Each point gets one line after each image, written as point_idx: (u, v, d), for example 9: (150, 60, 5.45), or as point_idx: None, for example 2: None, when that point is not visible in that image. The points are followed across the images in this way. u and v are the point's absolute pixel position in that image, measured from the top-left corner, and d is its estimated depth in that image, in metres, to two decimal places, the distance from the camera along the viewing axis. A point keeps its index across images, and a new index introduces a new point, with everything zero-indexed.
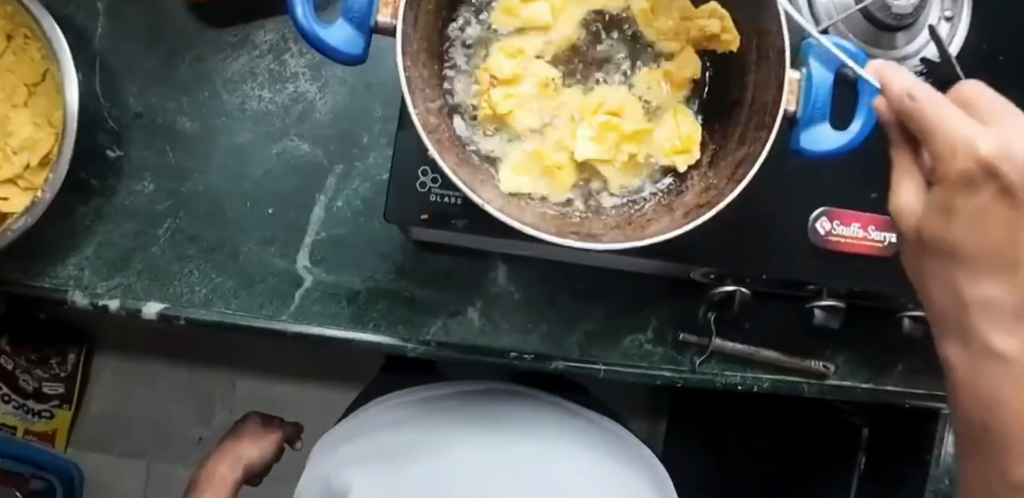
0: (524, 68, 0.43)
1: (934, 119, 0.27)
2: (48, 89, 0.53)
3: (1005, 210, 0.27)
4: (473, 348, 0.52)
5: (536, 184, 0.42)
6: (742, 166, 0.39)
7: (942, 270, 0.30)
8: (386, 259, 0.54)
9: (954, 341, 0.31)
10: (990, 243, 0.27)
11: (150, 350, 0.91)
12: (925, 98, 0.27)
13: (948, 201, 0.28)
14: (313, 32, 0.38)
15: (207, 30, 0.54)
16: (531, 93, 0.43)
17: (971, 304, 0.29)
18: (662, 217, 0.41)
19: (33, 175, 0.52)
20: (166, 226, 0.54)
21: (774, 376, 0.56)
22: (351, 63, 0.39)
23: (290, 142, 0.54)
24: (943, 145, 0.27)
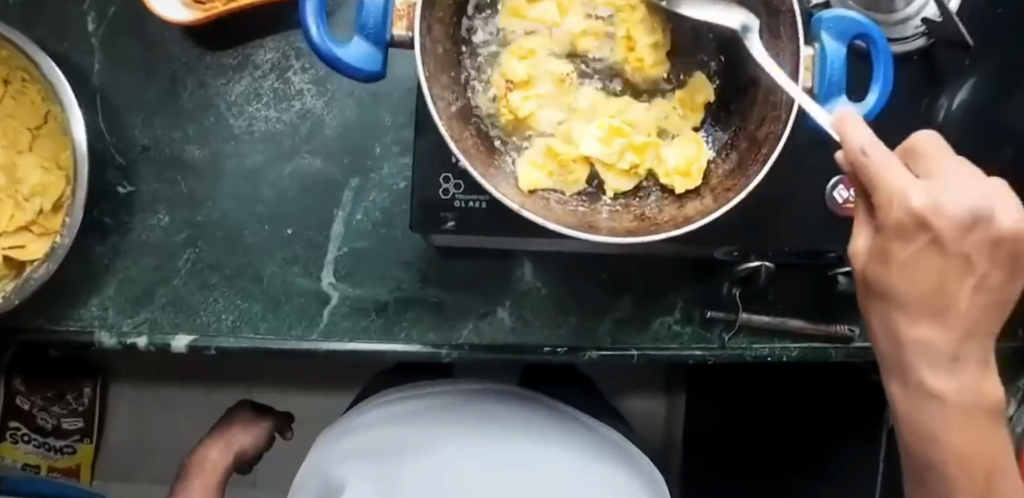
0: (536, 68, 0.43)
1: (876, 177, 0.28)
2: (51, 131, 0.53)
3: (930, 257, 0.30)
4: (507, 347, 0.52)
5: (558, 183, 0.42)
6: (766, 144, 0.39)
7: (882, 311, 0.34)
8: (411, 268, 0.54)
9: (895, 365, 0.35)
10: (921, 289, 0.31)
11: (169, 377, 0.90)
12: (876, 154, 0.28)
13: (883, 250, 0.30)
14: (331, 53, 0.39)
15: (205, 55, 0.53)
16: (546, 95, 0.43)
17: (906, 342, 0.33)
18: (685, 210, 0.41)
19: (48, 219, 0.52)
20: (185, 257, 0.53)
21: (803, 344, 0.56)
22: (371, 80, 0.40)
23: (303, 160, 0.54)
24: (885, 199, 0.29)
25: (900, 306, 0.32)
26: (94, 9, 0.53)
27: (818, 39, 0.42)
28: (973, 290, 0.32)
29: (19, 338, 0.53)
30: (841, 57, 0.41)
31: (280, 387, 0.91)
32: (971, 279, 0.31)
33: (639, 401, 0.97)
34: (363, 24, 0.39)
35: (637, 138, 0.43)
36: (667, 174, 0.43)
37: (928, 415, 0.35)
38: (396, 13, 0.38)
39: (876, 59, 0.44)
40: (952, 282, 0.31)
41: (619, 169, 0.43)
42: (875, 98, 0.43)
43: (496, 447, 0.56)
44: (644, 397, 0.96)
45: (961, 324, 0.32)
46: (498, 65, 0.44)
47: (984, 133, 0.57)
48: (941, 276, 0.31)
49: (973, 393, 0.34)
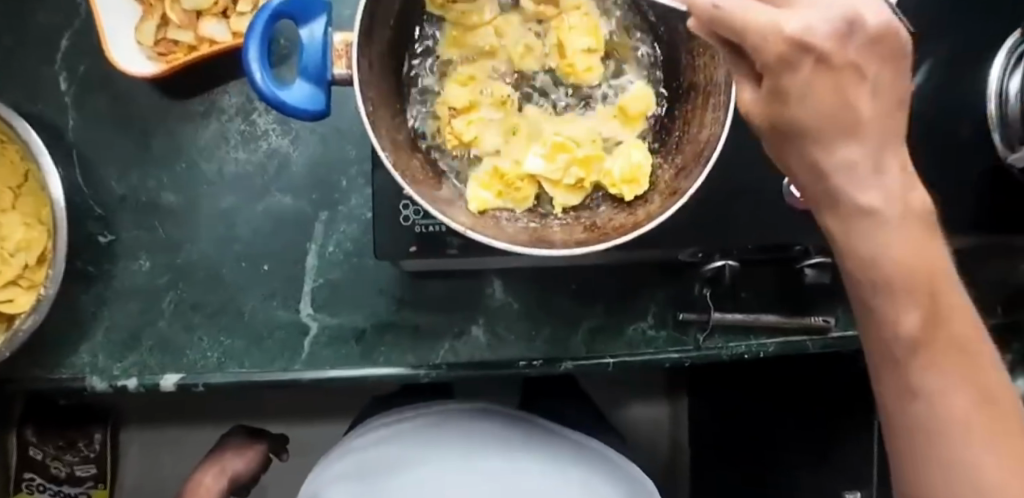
0: (478, 95, 0.45)
1: (741, 22, 0.24)
2: (32, 188, 0.56)
3: (824, 80, 0.26)
4: (485, 363, 0.54)
5: (507, 201, 0.44)
6: (706, 146, 0.40)
7: (793, 147, 0.28)
8: (386, 294, 0.55)
9: (830, 207, 0.29)
10: (822, 114, 0.26)
11: (172, 416, 0.92)
12: (730, 3, 0.24)
13: (782, 88, 0.26)
14: (275, 96, 0.41)
15: (172, 104, 0.56)
16: (488, 123, 0.45)
17: (828, 169, 0.27)
18: (630, 217, 0.42)
19: (33, 272, 0.55)
20: (168, 299, 0.55)
21: (778, 339, 0.57)
22: (316, 118, 0.42)
23: (273, 198, 0.56)
24: (753, 39, 0.24)
25: (816, 139, 0.27)
26: (64, 69, 0.55)
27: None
28: (873, 95, 0.26)
29: (14, 389, 0.55)
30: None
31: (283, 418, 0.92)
32: (868, 87, 0.26)
33: (640, 408, 0.97)
34: (305, 68, 0.42)
35: (579, 152, 0.45)
36: (614, 184, 0.44)
37: (868, 243, 0.28)
38: (335, 53, 0.42)
39: None
40: (851, 91, 0.26)
41: (567, 185, 0.45)
42: None
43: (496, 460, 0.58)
44: (644, 404, 0.97)
45: (875, 130, 0.26)
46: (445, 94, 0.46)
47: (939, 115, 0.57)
48: (835, 92, 0.26)
49: (913, 211, 0.28)
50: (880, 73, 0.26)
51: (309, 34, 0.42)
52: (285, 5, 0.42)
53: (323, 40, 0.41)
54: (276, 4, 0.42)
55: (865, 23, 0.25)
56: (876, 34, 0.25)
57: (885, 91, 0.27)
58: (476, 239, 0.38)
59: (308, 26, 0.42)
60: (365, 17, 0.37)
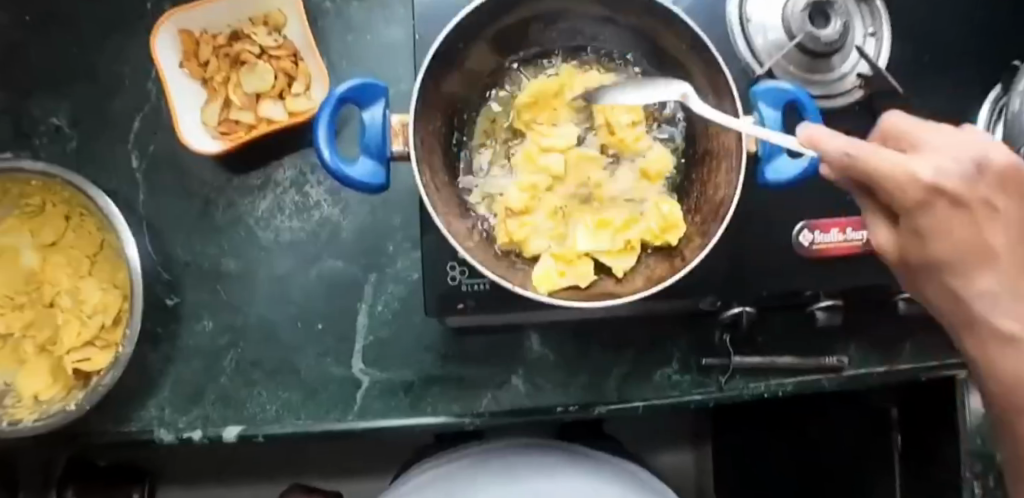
0: (531, 199, 0.52)
1: (880, 171, 0.30)
2: (106, 256, 0.61)
3: (959, 217, 0.31)
4: (523, 410, 0.58)
5: (569, 278, 0.50)
6: (722, 201, 0.48)
7: (932, 280, 0.34)
8: (431, 349, 0.60)
9: (965, 323, 0.35)
10: (961, 246, 0.32)
11: (206, 472, 0.92)
12: (869, 154, 0.30)
13: (916, 227, 0.32)
14: (342, 171, 0.46)
15: (233, 178, 0.61)
16: (541, 217, 0.52)
17: (968, 296, 0.34)
18: (667, 265, 0.51)
19: (110, 333, 0.59)
20: (230, 357, 0.60)
21: (796, 378, 0.61)
22: (376, 190, 0.47)
23: (326, 262, 0.61)
24: (895, 188, 0.30)
25: (950, 270, 0.33)
26: (136, 149, 0.61)
27: (758, 110, 0.51)
28: (1003, 226, 0.32)
29: (87, 444, 0.59)
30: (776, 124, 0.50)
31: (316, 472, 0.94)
32: (998, 218, 0.32)
33: (668, 455, 0.96)
34: (367, 146, 0.47)
35: (624, 219, 0.52)
36: (657, 236, 0.51)
37: (1007, 356, 0.35)
38: (393, 132, 0.47)
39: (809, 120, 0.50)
40: (985, 229, 0.32)
41: (617, 251, 0.51)
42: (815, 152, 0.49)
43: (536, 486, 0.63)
44: (672, 453, 0.96)
45: (1006, 258, 0.33)
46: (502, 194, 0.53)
47: None
48: (973, 229, 0.32)
49: None
50: (1003, 203, 0.32)
51: (370, 116, 0.47)
52: (349, 91, 0.47)
53: (383, 121, 0.47)
54: (343, 91, 0.47)
55: (988, 164, 0.31)
56: (997, 174, 0.32)
57: (1013, 219, 0.33)
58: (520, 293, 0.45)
59: (370, 108, 0.47)
60: (418, 100, 0.45)
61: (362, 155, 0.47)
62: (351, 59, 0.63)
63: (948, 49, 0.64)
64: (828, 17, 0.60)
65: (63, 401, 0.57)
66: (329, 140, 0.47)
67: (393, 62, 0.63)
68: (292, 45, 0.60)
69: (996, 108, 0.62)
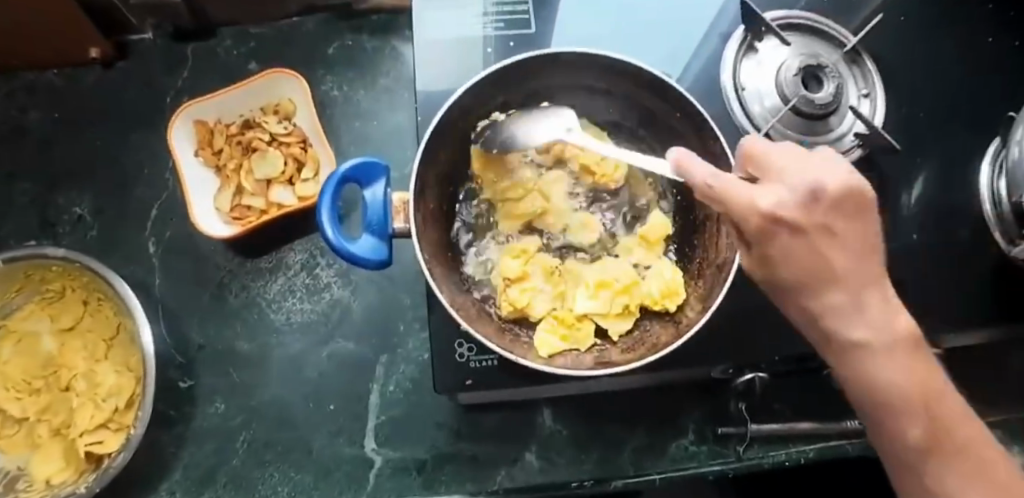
0: (528, 265, 0.53)
1: (724, 194, 0.33)
2: (121, 339, 0.63)
3: (801, 246, 0.33)
4: (538, 487, 0.57)
5: (568, 343, 0.50)
6: (726, 262, 0.48)
7: (790, 301, 0.36)
8: (443, 427, 0.59)
9: (829, 348, 0.35)
10: (802, 267, 0.34)
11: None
12: (718, 182, 0.33)
13: (770, 253, 0.34)
14: (344, 248, 0.47)
15: (245, 261, 0.63)
16: (538, 282, 0.53)
17: (820, 316, 0.34)
18: (669, 332, 0.50)
19: (122, 416, 0.60)
20: (242, 438, 0.60)
21: (817, 445, 0.60)
22: (378, 266, 0.49)
23: (337, 343, 0.62)
24: (732, 211, 0.33)
25: (817, 286, 0.34)
26: (154, 235, 0.64)
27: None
28: (841, 252, 0.34)
29: None
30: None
31: None
32: (837, 243, 0.34)
33: None
34: (370, 223, 0.49)
35: (622, 280, 0.52)
36: (656, 301, 0.51)
37: (878, 376, 0.34)
38: (393, 209, 0.50)
39: None
40: (824, 249, 0.33)
41: (615, 314, 0.51)
42: None
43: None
44: None
45: (854, 281, 0.34)
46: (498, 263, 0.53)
47: (942, 224, 0.62)
48: (815, 252, 0.33)
49: (899, 344, 0.34)
50: (839, 226, 0.34)
51: (371, 194, 0.50)
52: (351, 170, 0.49)
53: (384, 199, 0.49)
54: (345, 170, 0.49)
55: (825, 193, 0.33)
56: (836, 200, 0.33)
57: (853, 238, 0.34)
58: (524, 365, 0.45)
59: (371, 186, 0.50)
60: (417, 179, 0.47)
61: (363, 232, 0.49)
62: (359, 143, 0.65)
63: (945, 107, 0.64)
64: (820, 81, 0.60)
65: (73, 485, 0.58)
66: (333, 218, 0.48)
67: (400, 145, 0.65)
68: (302, 132, 0.63)
69: (997, 162, 0.62)
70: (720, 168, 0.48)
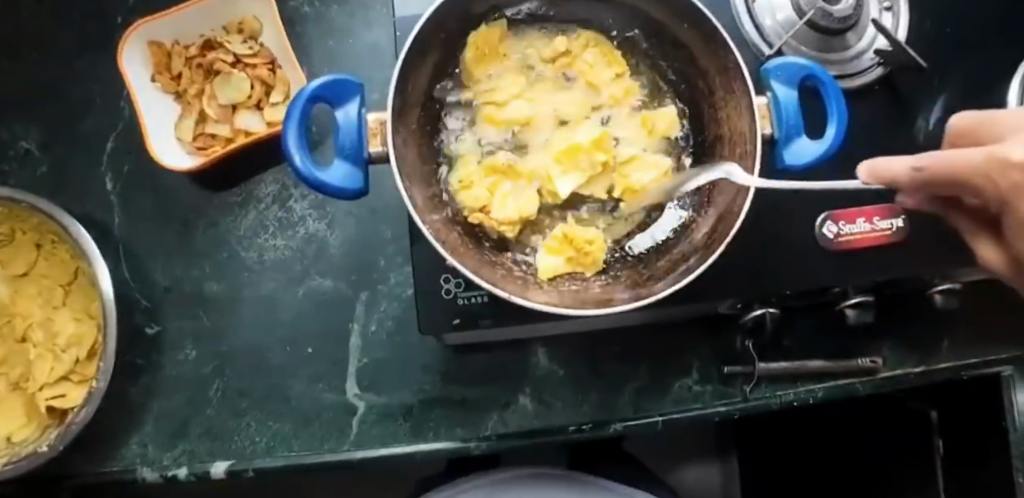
0: (505, 177, 0.47)
1: (950, 167, 0.23)
2: (81, 285, 0.58)
3: None
4: (532, 431, 0.54)
5: (575, 265, 0.46)
6: (741, 180, 0.43)
7: None
8: (430, 369, 0.56)
9: None
10: None
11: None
12: (927, 160, 0.24)
13: (1021, 221, 0.22)
14: (315, 178, 0.41)
15: (212, 196, 0.58)
16: (507, 184, 0.47)
17: None
18: (676, 259, 0.45)
19: (84, 367, 0.55)
20: (216, 387, 0.56)
21: (827, 384, 0.56)
22: (354, 197, 0.43)
23: (313, 281, 0.57)
24: (971, 181, 0.23)
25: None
26: (110, 169, 0.58)
27: (770, 88, 0.45)
28: None
29: (63, 487, 0.55)
30: (793, 102, 0.44)
31: None
32: None
33: (692, 470, 0.91)
34: (342, 147, 0.42)
35: (598, 154, 0.47)
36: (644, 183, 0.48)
37: None
38: (369, 132, 0.43)
39: (827, 99, 0.45)
40: None
41: None
42: (835, 129, 0.45)
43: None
44: (696, 466, 0.91)
45: None
46: (458, 159, 0.47)
47: None
48: None
49: None
50: None
51: (344, 115, 0.43)
52: (320, 88, 0.42)
53: (358, 120, 0.42)
54: (313, 88, 0.42)
55: None
56: None
57: None
58: (518, 304, 0.40)
59: (344, 107, 0.43)
60: (395, 94, 0.41)
61: (335, 158, 0.42)
62: (335, 65, 0.59)
63: (974, 21, 0.59)
64: None
65: (35, 442, 0.53)
66: (302, 146, 0.43)
67: (378, 66, 0.59)
68: (269, 52, 0.57)
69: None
70: (735, 82, 0.43)
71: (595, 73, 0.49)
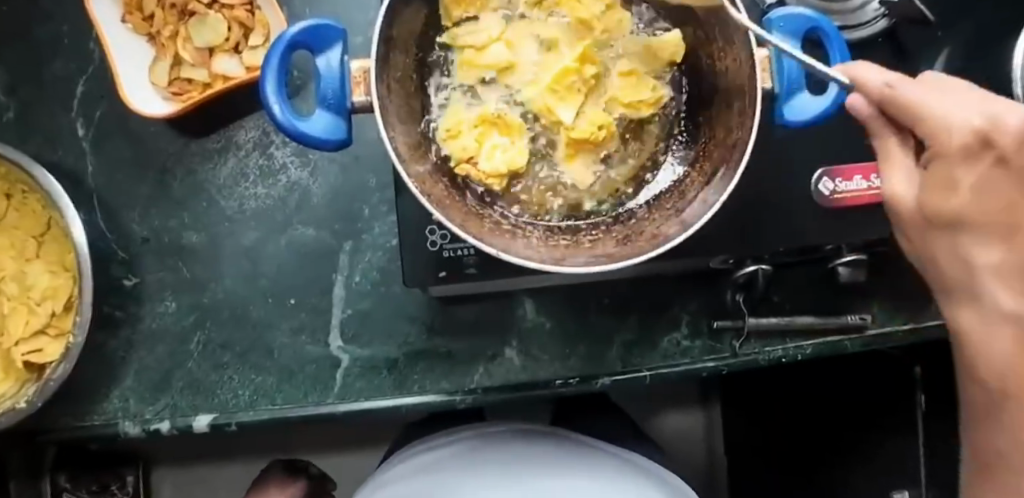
0: (491, 125, 0.45)
1: (909, 104, 0.29)
2: (55, 235, 0.54)
3: (998, 178, 0.29)
4: (519, 385, 0.54)
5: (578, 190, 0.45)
6: (738, 130, 0.40)
7: (943, 244, 0.32)
8: (415, 321, 0.55)
9: (963, 295, 0.33)
10: (989, 207, 0.29)
11: (207, 454, 0.84)
12: (899, 85, 0.30)
13: (947, 176, 0.29)
14: (295, 128, 0.38)
15: (189, 143, 0.56)
16: (496, 135, 0.45)
17: (977, 267, 0.31)
18: (668, 215, 0.43)
19: (61, 320, 0.53)
20: (197, 340, 0.55)
21: (816, 341, 0.56)
22: (338, 148, 0.40)
23: (295, 231, 0.56)
24: (931, 121, 0.29)
25: (965, 228, 0.30)
26: (82, 114, 0.55)
27: (772, 40, 0.42)
28: None
29: (43, 440, 0.54)
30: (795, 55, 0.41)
31: (312, 453, 0.86)
32: None
33: (673, 417, 0.94)
34: (324, 97, 0.39)
35: (588, 68, 0.46)
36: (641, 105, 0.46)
37: (988, 333, 0.33)
38: (352, 81, 0.39)
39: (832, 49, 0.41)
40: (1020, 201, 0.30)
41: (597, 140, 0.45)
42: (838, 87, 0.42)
43: (541, 481, 0.59)
44: (677, 412, 0.94)
45: None
46: (450, 102, 0.45)
47: None
48: (1010, 195, 0.29)
49: None
50: None
51: (325, 63, 0.39)
52: (300, 34, 0.39)
53: (341, 68, 0.39)
54: (294, 34, 0.39)
55: None
56: None
57: None
58: (504, 260, 0.38)
59: (324, 54, 0.39)
60: (380, 41, 0.37)
61: (316, 107, 0.39)
62: (316, 6, 0.57)
63: None
64: None
65: (13, 399, 0.51)
66: (280, 91, 0.39)
67: (360, 8, 0.57)
68: None
69: None
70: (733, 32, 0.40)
71: (583, 9, 0.46)
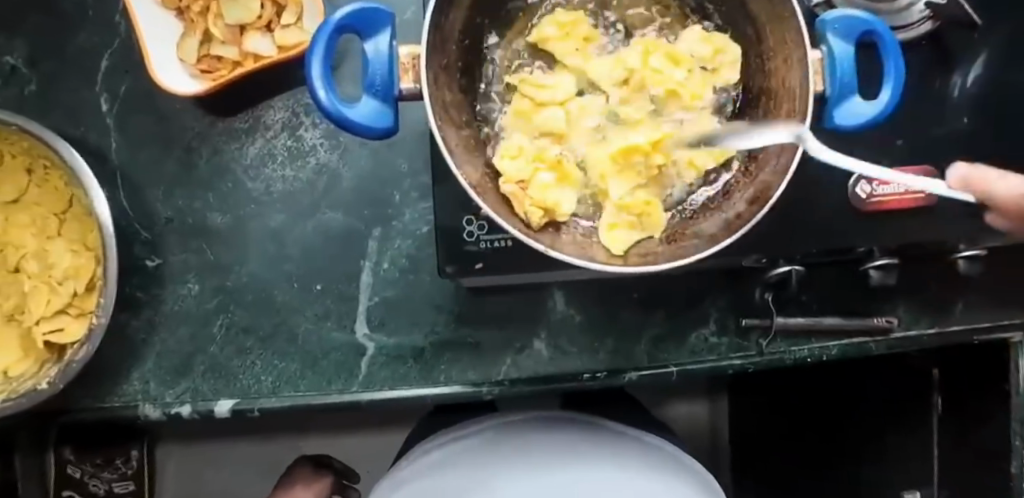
0: (539, 169, 0.42)
1: None
2: (76, 214, 0.53)
3: None
4: (548, 377, 0.53)
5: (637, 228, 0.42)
6: (789, 131, 0.39)
7: None
8: (442, 310, 0.55)
9: None
10: None
11: (214, 434, 0.83)
12: None
13: None
14: (341, 116, 0.37)
15: (216, 122, 0.55)
16: (550, 173, 0.42)
17: None
18: (712, 217, 0.42)
19: (82, 300, 0.52)
20: (220, 323, 0.54)
21: (842, 341, 0.56)
22: (382, 137, 0.39)
23: (323, 215, 0.55)
24: None
25: None
26: (106, 89, 0.54)
27: (824, 42, 0.41)
28: None
29: (62, 420, 0.53)
30: (850, 59, 0.40)
31: (322, 435, 0.85)
32: None
33: (680, 407, 0.94)
34: (371, 83, 0.38)
35: (656, 156, 0.43)
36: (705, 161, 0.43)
37: None
38: (401, 68, 0.38)
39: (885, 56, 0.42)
40: None
41: (645, 205, 0.42)
42: (889, 94, 0.41)
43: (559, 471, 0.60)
44: (685, 402, 0.94)
45: None
46: (505, 137, 0.44)
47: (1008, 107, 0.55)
48: None
49: None
50: None
51: (374, 48, 0.38)
52: (347, 17, 0.37)
53: (389, 53, 0.38)
54: (341, 18, 0.37)
55: None
56: None
57: None
58: (555, 258, 0.37)
59: (373, 38, 0.38)
60: (431, 27, 0.36)
61: (363, 94, 0.38)
62: None
63: None
64: None
65: (33, 379, 0.50)
66: (326, 77, 0.38)
67: None
68: None
69: None
70: (789, 32, 0.39)
71: (668, 79, 0.44)
